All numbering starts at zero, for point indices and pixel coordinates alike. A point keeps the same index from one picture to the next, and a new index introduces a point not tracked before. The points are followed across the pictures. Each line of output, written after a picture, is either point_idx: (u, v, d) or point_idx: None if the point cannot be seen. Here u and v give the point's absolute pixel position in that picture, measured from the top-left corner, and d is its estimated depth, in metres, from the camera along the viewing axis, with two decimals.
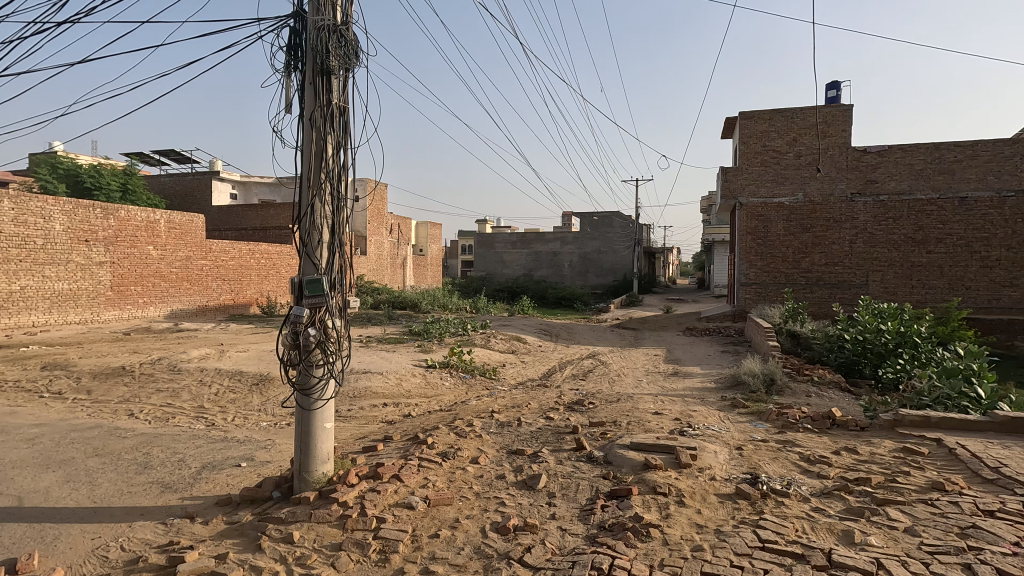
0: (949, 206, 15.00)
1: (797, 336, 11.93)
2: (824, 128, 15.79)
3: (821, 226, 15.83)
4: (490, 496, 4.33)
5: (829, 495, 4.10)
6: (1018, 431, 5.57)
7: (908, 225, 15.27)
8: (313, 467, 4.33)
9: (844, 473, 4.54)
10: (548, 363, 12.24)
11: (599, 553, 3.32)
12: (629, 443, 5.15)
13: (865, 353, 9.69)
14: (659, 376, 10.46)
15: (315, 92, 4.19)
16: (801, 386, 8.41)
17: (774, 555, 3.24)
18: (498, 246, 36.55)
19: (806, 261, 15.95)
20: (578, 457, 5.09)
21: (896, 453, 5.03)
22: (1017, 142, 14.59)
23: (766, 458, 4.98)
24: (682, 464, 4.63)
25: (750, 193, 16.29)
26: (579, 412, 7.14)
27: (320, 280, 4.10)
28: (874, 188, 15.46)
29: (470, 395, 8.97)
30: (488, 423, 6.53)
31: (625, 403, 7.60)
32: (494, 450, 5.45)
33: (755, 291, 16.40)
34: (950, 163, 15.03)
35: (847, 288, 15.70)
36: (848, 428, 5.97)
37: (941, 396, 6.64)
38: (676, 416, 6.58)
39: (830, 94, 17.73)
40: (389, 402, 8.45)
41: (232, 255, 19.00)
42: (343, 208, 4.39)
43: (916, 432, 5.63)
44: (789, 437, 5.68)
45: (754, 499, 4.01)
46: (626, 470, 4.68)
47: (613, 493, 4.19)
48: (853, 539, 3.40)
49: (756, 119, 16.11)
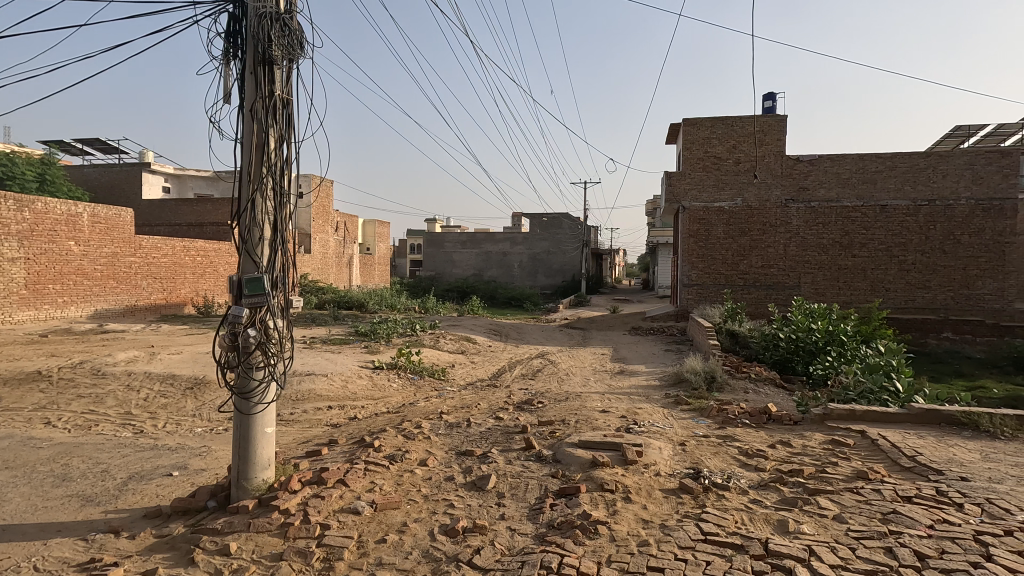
0: (871, 213, 16.08)
1: (736, 335, 12.45)
2: (761, 137, 16.45)
3: (757, 230, 16.61)
4: (438, 498, 4.28)
5: (766, 487, 4.29)
6: (932, 422, 6.01)
7: (836, 231, 16.28)
8: (251, 474, 4.13)
9: (779, 465, 4.77)
10: (497, 363, 12.25)
11: (548, 552, 3.34)
12: (577, 442, 5.20)
13: (798, 351, 10.24)
14: (605, 375, 10.67)
15: (255, 82, 3.99)
16: (740, 382, 8.81)
17: (715, 546, 3.35)
18: (447, 245, 36.20)
19: (743, 263, 16.72)
20: (526, 457, 5.11)
21: (825, 445, 5.33)
22: (930, 155, 15.71)
23: (707, 452, 5.17)
24: (628, 461, 4.73)
25: (692, 198, 16.88)
26: (528, 411, 7.17)
27: (260, 279, 3.91)
28: (806, 194, 16.37)
29: (419, 396, 8.87)
30: (437, 425, 6.46)
31: (573, 402, 7.68)
32: (443, 451, 5.40)
33: (696, 292, 17.02)
34: (872, 174, 16.05)
35: (782, 289, 16.57)
36: (782, 422, 6.25)
37: (865, 391, 7.10)
38: (622, 414, 6.70)
39: (766, 105, 18.64)
40: (333, 405, 8.18)
41: (165, 252, 18.04)
42: (287, 204, 4.22)
43: (844, 424, 5.97)
44: (729, 432, 5.91)
45: (696, 493, 4.15)
46: (574, 468, 4.72)
47: (561, 491, 4.22)
48: (787, 528, 3.57)
49: (698, 126, 16.60)
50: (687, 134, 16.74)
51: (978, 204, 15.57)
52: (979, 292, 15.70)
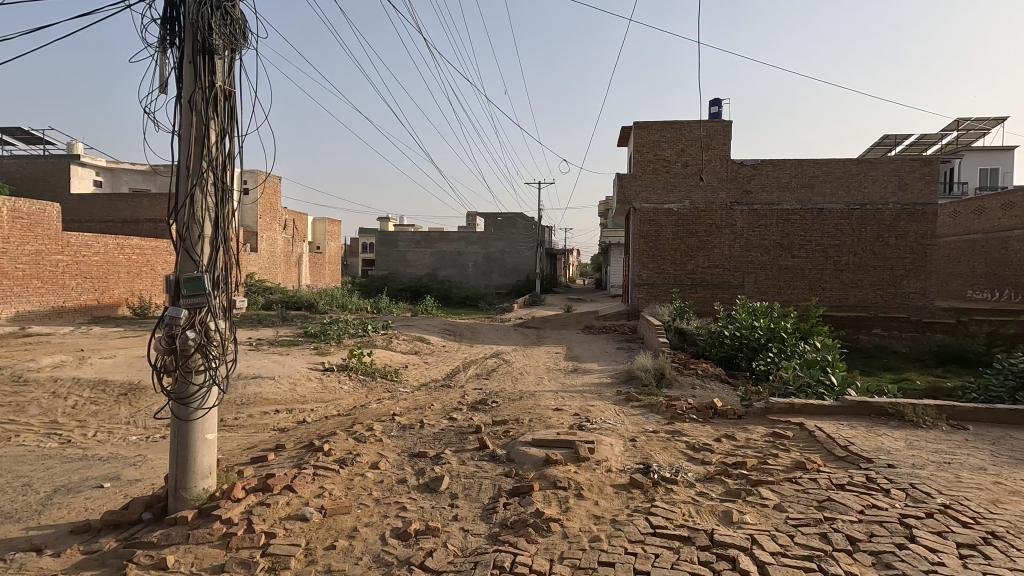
0: (809, 216, 16.94)
1: (683, 333, 12.83)
2: (707, 141, 17.00)
3: (704, 231, 17.20)
4: (390, 501, 4.20)
5: (711, 479, 4.45)
6: (862, 413, 6.37)
7: (777, 232, 17.05)
8: (190, 483, 3.93)
9: (724, 458, 4.95)
10: (451, 363, 12.18)
11: (501, 551, 3.34)
12: (530, 440, 5.22)
13: (742, 347, 10.67)
14: (560, 373, 10.80)
15: (194, 73, 3.81)
16: (688, 379, 9.09)
17: (664, 539, 3.44)
18: (400, 244, 35.66)
19: (691, 262, 17.28)
20: (480, 457, 5.10)
21: (767, 437, 5.57)
22: (861, 161, 16.65)
23: (657, 447, 5.30)
24: (581, 458, 4.79)
25: (643, 199, 17.30)
26: (482, 411, 7.15)
27: (200, 278, 3.73)
28: (749, 198, 17.06)
29: (371, 398, 8.70)
30: (389, 427, 6.35)
31: (527, 401, 7.72)
32: (396, 454, 5.31)
33: (647, 291, 17.46)
34: (810, 178, 16.88)
35: (727, 288, 17.24)
36: (727, 417, 6.48)
37: (803, 385, 7.47)
38: (575, 411, 6.79)
39: (712, 110, 19.31)
40: (281, 409, 7.90)
41: (96, 250, 16.99)
42: (229, 200, 4.05)
43: (784, 418, 6.26)
44: (677, 428, 6.08)
45: (646, 488, 4.24)
46: (528, 467, 4.74)
47: (515, 490, 4.24)
48: (731, 518, 3.70)
49: (648, 129, 17.00)
50: (638, 137, 17.12)
51: (904, 208, 16.61)
52: (905, 291, 16.77)
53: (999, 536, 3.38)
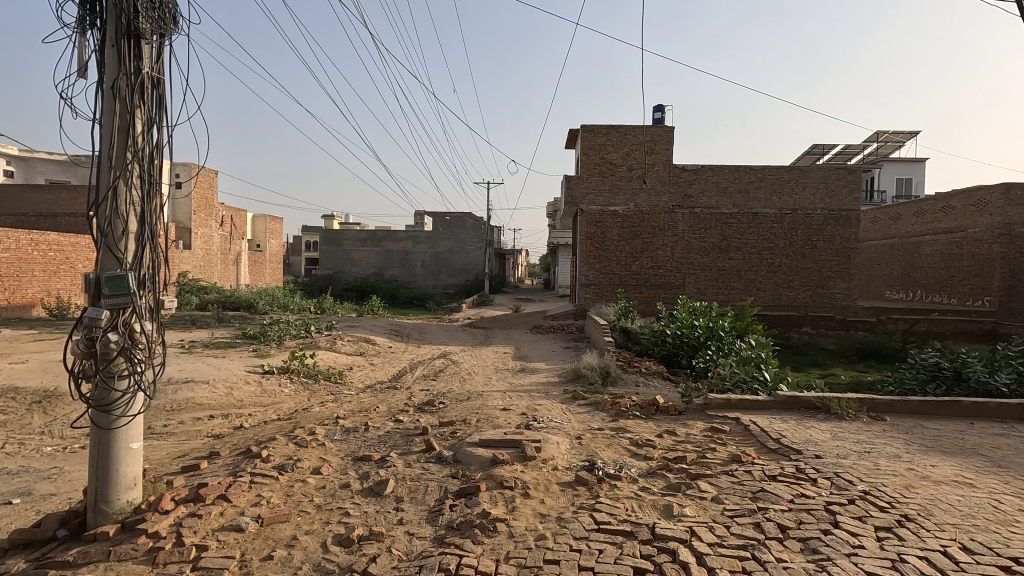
0: (744, 220, 17.76)
1: (628, 332, 13.15)
2: (651, 146, 17.49)
3: (647, 233, 17.70)
4: (332, 507, 4.08)
5: (653, 474, 4.57)
6: (792, 407, 6.73)
7: (715, 235, 17.78)
8: (112, 496, 3.67)
9: (665, 453, 5.10)
10: (398, 364, 11.97)
11: (446, 554, 3.30)
12: (477, 441, 5.20)
13: (683, 345, 11.05)
14: (508, 373, 10.83)
15: (118, 57, 3.56)
16: (632, 377, 9.32)
17: (607, 535, 3.50)
18: (346, 243, 34.77)
19: (635, 263, 17.74)
20: (426, 459, 5.04)
21: (705, 432, 5.78)
22: (793, 169, 17.58)
23: (602, 444, 5.41)
24: (527, 457, 4.82)
25: (590, 201, 17.61)
26: (429, 412, 7.07)
27: (124, 277, 3.49)
28: (690, 202, 17.71)
29: (314, 401, 8.42)
30: (332, 430, 6.17)
31: (475, 401, 7.70)
32: (339, 458, 5.16)
33: (593, 291, 17.79)
34: (746, 184, 17.70)
35: (669, 289, 17.82)
36: (668, 413, 6.68)
37: (739, 381, 7.81)
38: (523, 411, 6.83)
39: (655, 116, 19.90)
40: (216, 414, 7.53)
41: (7, 246, 15.66)
42: (157, 194, 3.81)
43: (721, 413, 6.53)
44: (621, 425, 6.22)
45: (591, 485, 4.31)
46: (474, 467, 4.72)
47: (461, 491, 4.21)
48: (671, 512, 3.82)
49: (595, 133, 17.32)
50: (585, 139, 17.42)
51: (831, 213, 17.65)
52: (831, 292, 17.84)
53: (912, 518, 3.64)
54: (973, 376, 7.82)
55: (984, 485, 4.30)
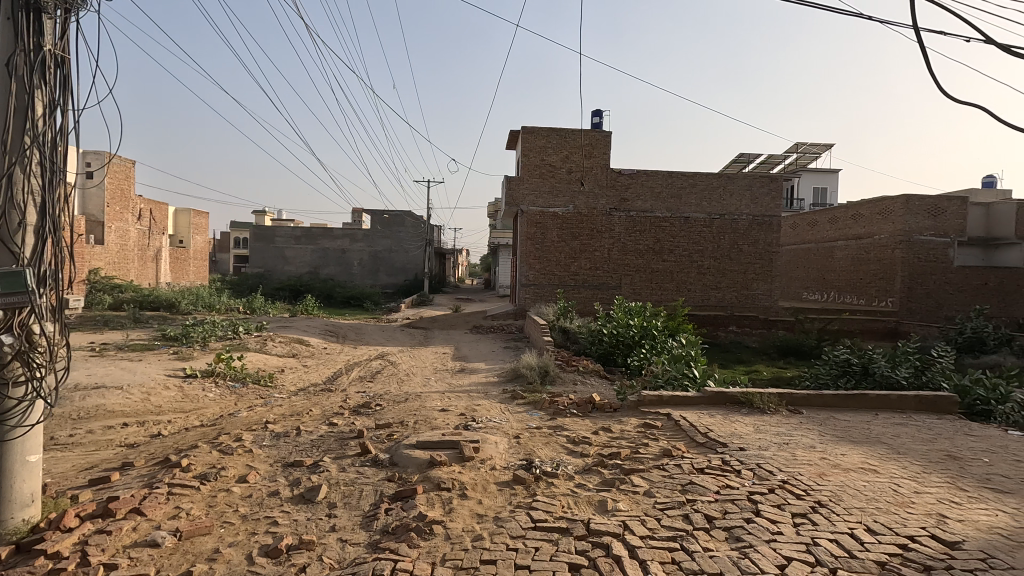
0: (677, 223, 18.49)
1: (566, 331, 13.38)
2: (589, 150, 17.87)
3: (586, 235, 18.07)
4: (259, 516, 3.88)
5: (589, 471, 4.66)
6: (719, 402, 7.06)
7: (650, 237, 18.41)
8: (4, 516, 3.33)
9: (600, 449, 5.21)
10: (333, 366, 11.58)
11: (380, 559, 3.22)
12: (415, 442, 5.12)
13: (619, 344, 11.35)
14: (446, 373, 10.73)
15: (14, 31, 3.22)
16: (569, 375, 9.48)
17: (543, 532, 3.54)
18: (278, 240, 33.34)
19: (574, 264, 18.08)
20: (361, 462, 4.91)
21: (639, 428, 5.96)
22: (721, 175, 18.47)
23: (539, 443, 5.46)
24: (465, 458, 4.79)
25: (530, 202, 17.78)
26: (365, 415, 6.89)
27: (19, 274, 3.14)
28: (626, 205, 18.24)
29: (241, 405, 8.00)
30: (261, 436, 5.89)
31: (413, 402, 7.57)
32: (268, 465, 4.92)
33: (533, 291, 17.98)
34: (678, 189, 18.44)
35: (606, 289, 18.28)
36: (604, 410, 6.84)
37: (671, 378, 8.10)
38: (461, 411, 6.79)
39: (594, 120, 20.36)
40: (130, 422, 6.99)
41: None
42: (61, 183, 3.48)
43: (654, 409, 6.75)
44: (558, 423, 6.31)
45: (528, 484, 4.34)
46: (411, 470, 4.65)
47: (397, 494, 4.12)
48: (606, 507, 3.90)
49: (535, 135, 17.53)
50: (525, 141, 17.58)
51: (756, 219, 18.68)
52: (754, 293, 18.88)
53: (824, 504, 3.91)
54: (878, 370, 8.51)
55: (886, 471, 4.69)
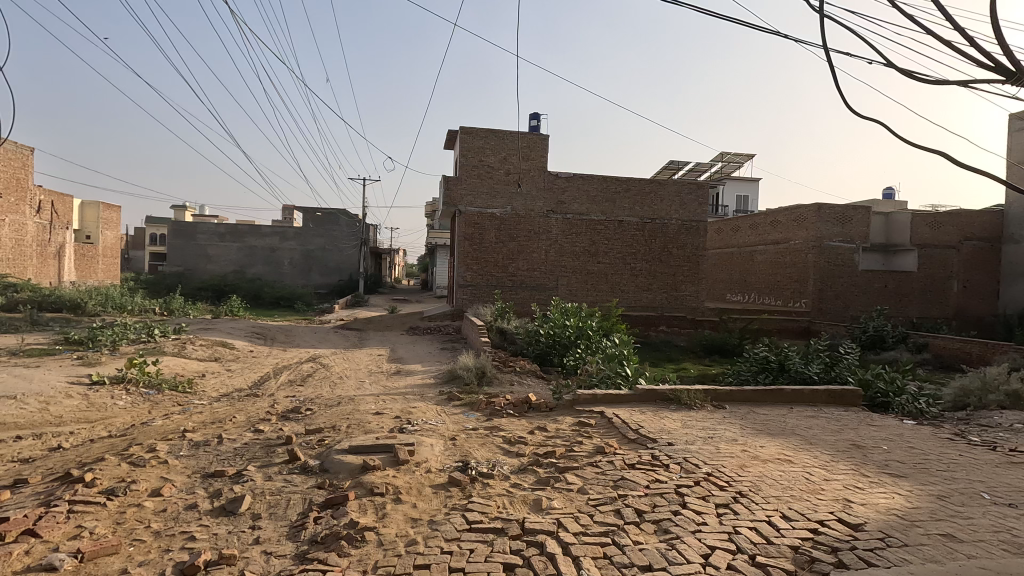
0: (611, 226, 19.01)
1: (504, 332, 13.43)
2: (527, 152, 18.06)
3: (523, 236, 18.23)
4: (174, 532, 3.63)
5: (524, 470, 4.69)
6: (650, 399, 7.31)
7: (586, 240, 18.83)
8: None
9: (536, 449, 5.26)
10: (260, 370, 11.04)
11: (309, 570, 3.09)
12: (346, 447, 4.96)
13: (555, 344, 11.52)
14: (382, 375, 10.49)
15: None
16: (507, 376, 9.51)
17: (479, 533, 3.52)
18: (200, 237, 31.43)
19: (512, 265, 18.21)
20: (289, 470, 4.70)
21: (574, 426, 6.07)
22: (653, 181, 19.18)
23: (476, 444, 5.44)
24: (399, 462, 4.69)
25: (468, 202, 17.73)
26: (294, 420, 6.61)
27: None
28: (562, 207, 18.56)
29: (156, 413, 7.46)
30: (178, 445, 5.50)
31: (346, 406, 7.34)
32: (185, 476, 4.62)
33: (471, 292, 17.93)
34: (613, 193, 18.97)
35: (543, 290, 18.52)
36: (540, 410, 6.91)
37: (605, 377, 8.30)
38: (396, 414, 6.65)
39: (532, 123, 20.59)
40: (25, 435, 6.35)
41: None
42: None
43: (588, 407, 6.90)
44: (495, 423, 6.32)
45: (464, 485, 4.31)
46: (342, 476, 4.50)
47: (328, 502, 3.97)
48: (541, 505, 3.94)
49: (473, 135, 17.49)
50: (464, 141, 17.51)
51: (685, 223, 19.51)
52: (683, 294, 19.73)
53: (745, 494, 4.13)
54: (793, 367, 9.12)
55: (800, 460, 5.02)
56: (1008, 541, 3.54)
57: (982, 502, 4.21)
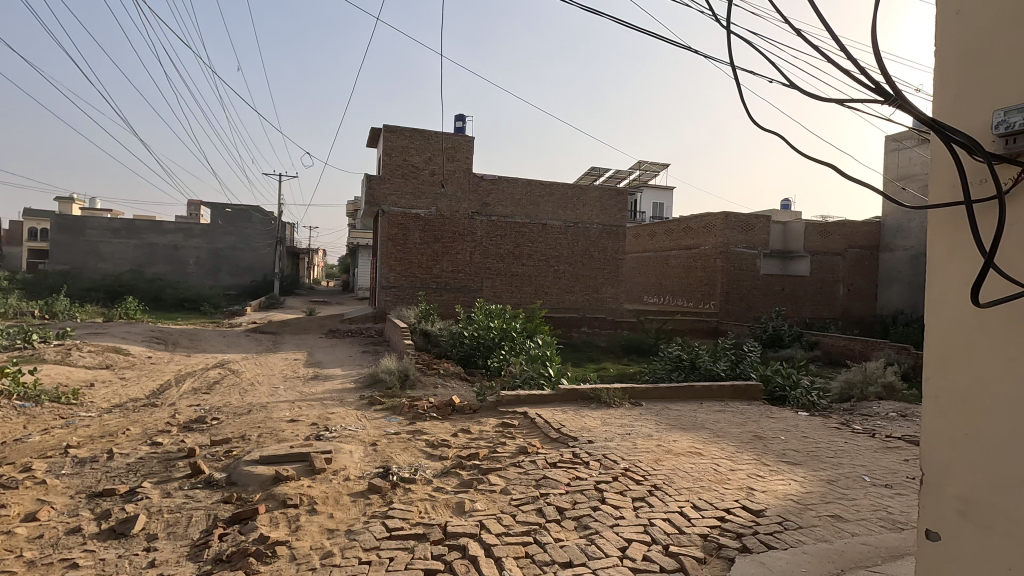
0: (536, 229, 19.31)
1: (428, 334, 13.23)
2: (452, 153, 17.97)
3: (448, 238, 18.09)
4: (52, 560, 3.24)
5: (447, 473, 4.63)
6: (571, 399, 7.48)
7: (510, 242, 19.00)
8: None
9: (459, 451, 5.21)
10: (159, 377, 10.16)
11: None
12: (256, 457, 4.66)
13: (479, 346, 11.52)
14: (297, 381, 10.00)
15: None
16: (430, 379, 9.37)
17: (399, 541, 3.42)
18: (90, 233, 28.52)
19: (436, 267, 18.00)
20: (192, 485, 4.36)
21: (497, 428, 6.08)
22: (575, 186, 19.69)
23: (397, 449, 5.30)
24: (315, 471, 4.48)
25: (391, 202, 17.33)
26: (198, 431, 6.14)
27: None
28: (487, 209, 18.62)
29: (33, 429, 6.65)
30: (59, 464, 4.93)
31: (257, 414, 6.92)
32: (67, 497, 4.14)
33: (394, 294, 17.53)
34: (536, 197, 19.27)
35: (467, 292, 18.46)
36: (463, 412, 6.86)
37: (529, 378, 8.41)
38: (312, 421, 6.35)
39: (457, 125, 20.53)
40: None
41: None
42: None
43: (511, 408, 6.94)
44: (417, 427, 6.21)
45: (384, 492, 4.18)
46: (252, 488, 4.23)
47: (235, 517, 3.71)
48: (463, 508, 3.90)
49: (397, 134, 17.12)
50: (387, 139, 17.09)
51: (605, 228, 20.18)
52: (603, 296, 20.39)
53: (659, 487, 4.31)
54: (703, 364, 9.68)
55: (709, 452, 5.32)
56: (884, 518, 3.94)
57: (863, 484, 4.66)
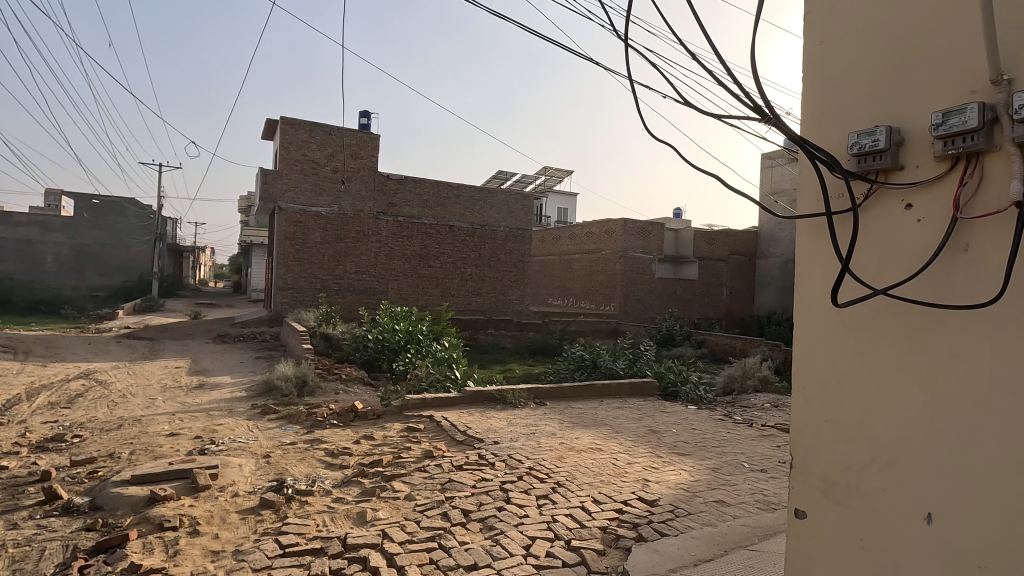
0: (443, 231, 19.15)
1: (329, 338, 12.66)
2: (356, 150, 17.36)
3: (351, 238, 17.42)
4: None
5: (348, 483, 4.44)
6: (477, 400, 7.47)
7: (416, 244, 18.69)
8: None
9: (361, 459, 5.02)
10: (5, 391, 8.80)
11: None
12: (127, 478, 4.18)
13: (383, 350, 11.16)
14: (179, 391, 9.12)
15: None
16: (331, 385, 8.93)
17: (293, 557, 3.22)
18: None
19: (339, 267, 17.27)
20: (46, 513, 3.81)
21: (402, 432, 5.93)
22: (482, 189, 19.79)
23: (293, 460, 5.00)
24: (199, 488, 4.11)
25: (289, 199, 16.37)
26: (55, 451, 5.39)
27: None
28: (393, 210, 18.19)
29: None
30: None
31: (129, 429, 6.20)
32: None
33: (292, 296, 16.58)
34: (443, 199, 19.16)
35: (372, 294, 17.89)
36: (366, 417, 6.62)
37: (434, 381, 8.29)
38: (196, 434, 5.81)
39: (361, 121, 19.89)
40: None
41: None
42: None
43: (416, 412, 6.81)
44: (316, 435, 5.90)
45: (278, 506, 3.92)
46: (121, 512, 3.79)
47: (99, 546, 3.30)
48: (365, 517, 3.76)
49: (296, 127, 16.27)
50: (284, 133, 16.17)
51: (511, 231, 20.47)
52: (510, 298, 20.63)
53: (562, 484, 4.43)
54: (604, 363, 10.09)
55: (608, 448, 5.56)
56: (760, 500, 4.32)
57: (743, 470, 5.09)
